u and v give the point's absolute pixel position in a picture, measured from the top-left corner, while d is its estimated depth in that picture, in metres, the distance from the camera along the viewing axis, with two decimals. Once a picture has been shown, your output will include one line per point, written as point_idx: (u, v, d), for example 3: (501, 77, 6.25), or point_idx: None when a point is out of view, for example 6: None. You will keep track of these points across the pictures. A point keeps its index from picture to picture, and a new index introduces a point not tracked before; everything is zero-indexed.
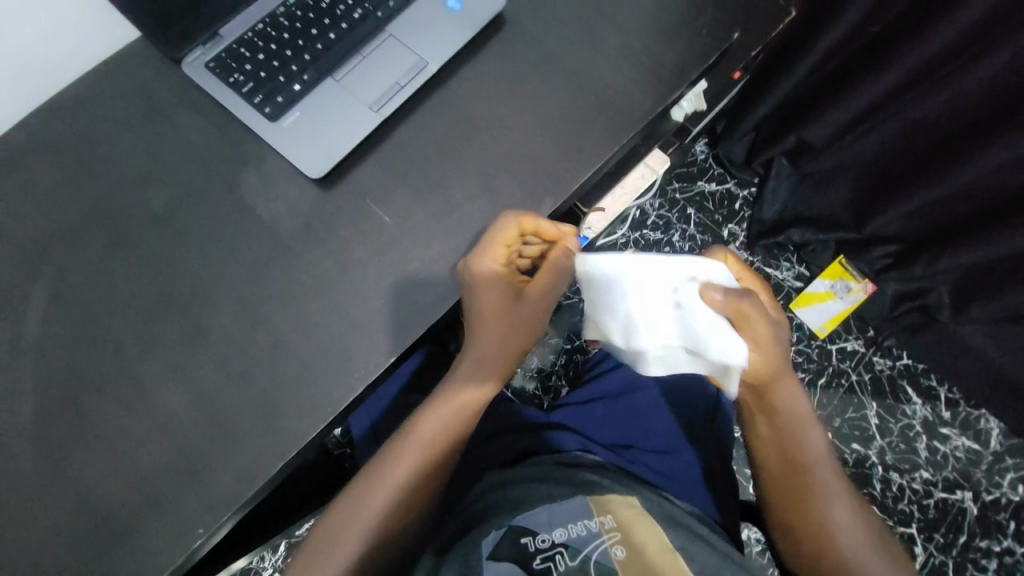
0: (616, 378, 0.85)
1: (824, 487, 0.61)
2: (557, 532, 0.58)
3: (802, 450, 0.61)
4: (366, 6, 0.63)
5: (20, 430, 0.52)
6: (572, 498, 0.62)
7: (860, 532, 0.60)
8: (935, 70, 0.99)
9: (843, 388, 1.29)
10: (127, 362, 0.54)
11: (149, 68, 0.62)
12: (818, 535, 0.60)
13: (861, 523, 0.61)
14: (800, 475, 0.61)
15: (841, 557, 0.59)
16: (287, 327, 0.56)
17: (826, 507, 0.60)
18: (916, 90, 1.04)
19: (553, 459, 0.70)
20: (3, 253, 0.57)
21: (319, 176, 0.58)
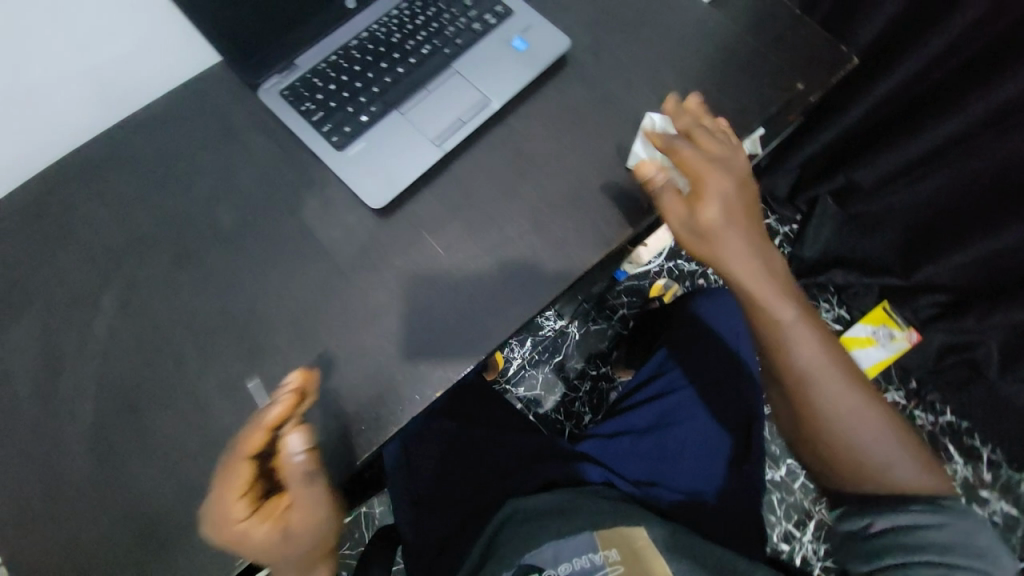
0: (646, 413, 0.85)
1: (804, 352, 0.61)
2: (562, 566, 0.65)
3: (821, 375, 0.60)
4: (435, 42, 0.65)
5: (82, 431, 0.54)
6: (579, 534, 0.65)
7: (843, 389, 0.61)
8: (1000, 122, 0.96)
9: None
10: (187, 375, 0.56)
11: (229, 91, 0.65)
12: (827, 437, 0.61)
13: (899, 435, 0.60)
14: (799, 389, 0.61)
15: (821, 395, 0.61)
16: (336, 351, 0.57)
17: (848, 429, 0.60)
18: (977, 141, 1.01)
19: (575, 488, 0.72)
20: (81, 257, 0.60)
21: (379, 206, 0.60)
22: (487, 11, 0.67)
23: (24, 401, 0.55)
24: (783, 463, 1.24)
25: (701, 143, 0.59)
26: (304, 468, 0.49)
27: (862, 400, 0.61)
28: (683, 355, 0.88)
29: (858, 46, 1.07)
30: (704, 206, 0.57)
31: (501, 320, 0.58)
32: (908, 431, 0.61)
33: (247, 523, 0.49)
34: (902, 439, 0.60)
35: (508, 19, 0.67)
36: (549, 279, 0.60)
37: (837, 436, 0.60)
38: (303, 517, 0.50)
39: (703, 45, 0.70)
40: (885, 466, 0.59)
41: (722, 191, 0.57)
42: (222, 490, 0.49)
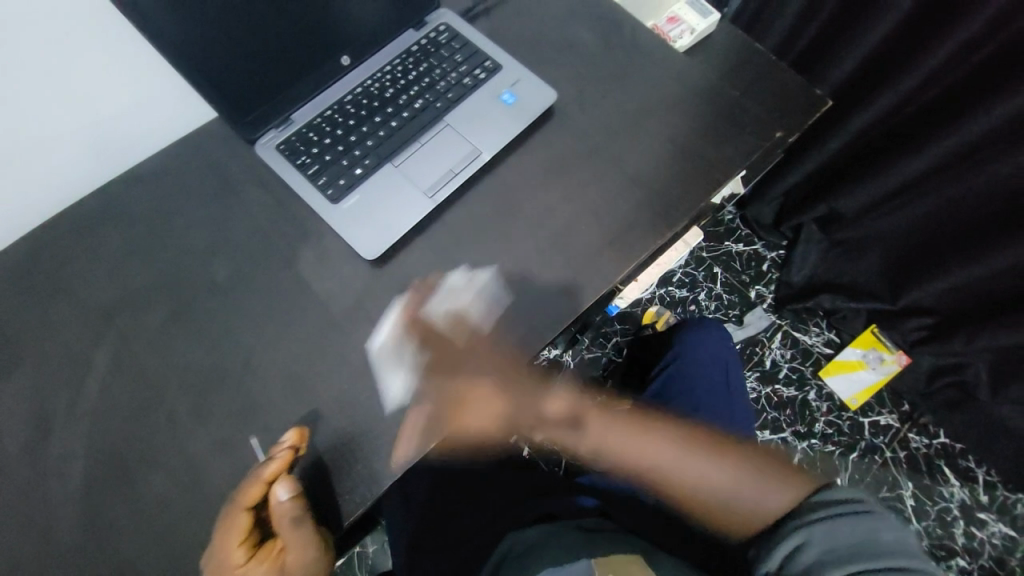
0: None
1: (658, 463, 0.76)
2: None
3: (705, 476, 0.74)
4: (427, 97, 0.67)
5: (71, 495, 0.53)
6: (577, 561, 0.60)
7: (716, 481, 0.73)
8: (970, 156, 1.01)
9: (877, 465, 1.26)
10: (181, 432, 0.55)
11: (227, 147, 0.67)
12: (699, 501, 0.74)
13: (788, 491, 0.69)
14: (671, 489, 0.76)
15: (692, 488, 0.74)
16: (332, 401, 0.57)
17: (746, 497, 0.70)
18: (951, 172, 1.05)
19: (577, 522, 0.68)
20: (74, 316, 0.60)
21: (374, 256, 0.61)
22: (477, 66, 0.70)
23: (12, 463, 0.55)
24: None
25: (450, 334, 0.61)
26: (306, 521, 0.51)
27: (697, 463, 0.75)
28: (677, 387, 0.92)
29: (832, 86, 1.13)
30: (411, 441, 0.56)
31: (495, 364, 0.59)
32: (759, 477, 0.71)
33: (244, 569, 0.51)
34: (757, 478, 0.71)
35: (497, 73, 0.70)
36: (543, 326, 0.60)
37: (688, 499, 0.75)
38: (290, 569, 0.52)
39: (683, 93, 0.73)
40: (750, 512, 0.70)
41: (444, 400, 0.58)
42: (225, 534, 0.51)
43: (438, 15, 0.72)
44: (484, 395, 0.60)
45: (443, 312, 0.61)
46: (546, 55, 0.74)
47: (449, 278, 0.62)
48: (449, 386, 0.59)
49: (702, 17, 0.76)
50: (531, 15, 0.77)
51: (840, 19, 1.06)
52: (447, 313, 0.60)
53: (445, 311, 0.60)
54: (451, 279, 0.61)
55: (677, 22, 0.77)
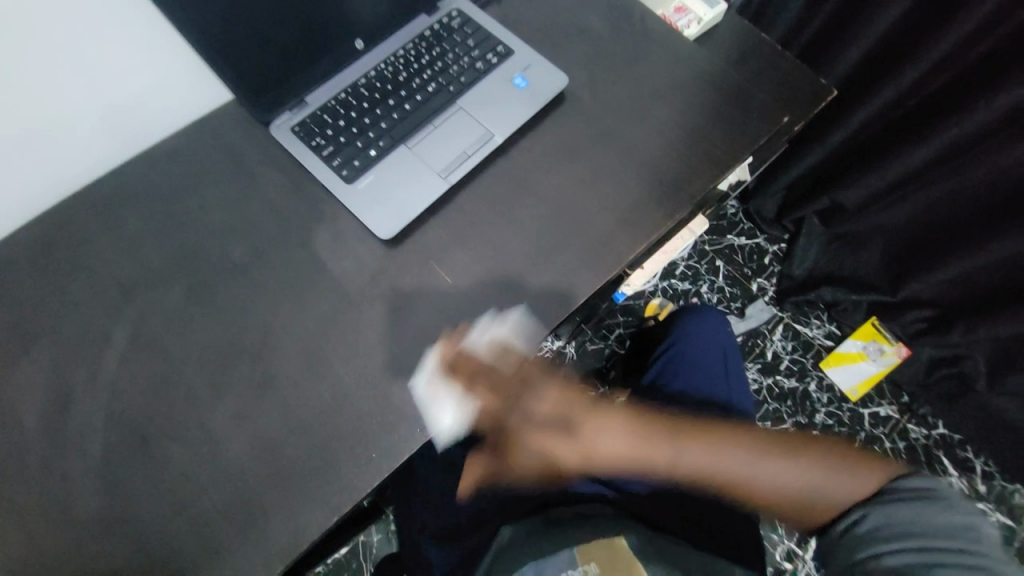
0: None
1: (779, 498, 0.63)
2: None
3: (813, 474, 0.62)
4: (439, 81, 0.68)
5: (91, 468, 0.54)
6: (557, 556, 0.56)
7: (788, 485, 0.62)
8: (971, 147, 1.02)
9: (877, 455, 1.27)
10: (200, 408, 0.56)
11: (242, 129, 0.68)
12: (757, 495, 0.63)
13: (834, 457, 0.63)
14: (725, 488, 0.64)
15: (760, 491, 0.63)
16: (348, 377, 0.58)
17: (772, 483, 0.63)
18: (953, 163, 1.06)
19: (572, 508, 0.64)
20: (92, 293, 0.60)
21: (388, 237, 0.62)
22: (489, 51, 0.70)
23: (33, 437, 0.55)
24: None
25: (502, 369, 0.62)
26: (462, 360, 0.59)
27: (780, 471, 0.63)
28: (674, 379, 0.94)
29: (835, 77, 1.14)
30: (524, 453, 0.69)
31: (507, 345, 0.60)
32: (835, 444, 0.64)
33: None
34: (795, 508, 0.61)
35: (508, 58, 0.70)
36: (552, 307, 0.61)
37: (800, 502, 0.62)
38: (496, 393, 0.62)
39: (692, 80, 0.74)
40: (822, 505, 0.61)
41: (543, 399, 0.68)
42: None
43: (451, 0, 0.73)
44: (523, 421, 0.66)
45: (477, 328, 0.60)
46: (557, 41, 0.75)
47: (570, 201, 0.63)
48: (539, 397, 0.68)
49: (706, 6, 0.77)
50: (543, 1, 0.78)
51: (843, 11, 1.07)
52: (482, 344, 0.59)
53: (496, 342, 0.60)
54: (716, 121, 0.71)
55: (685, 11, 0.78)
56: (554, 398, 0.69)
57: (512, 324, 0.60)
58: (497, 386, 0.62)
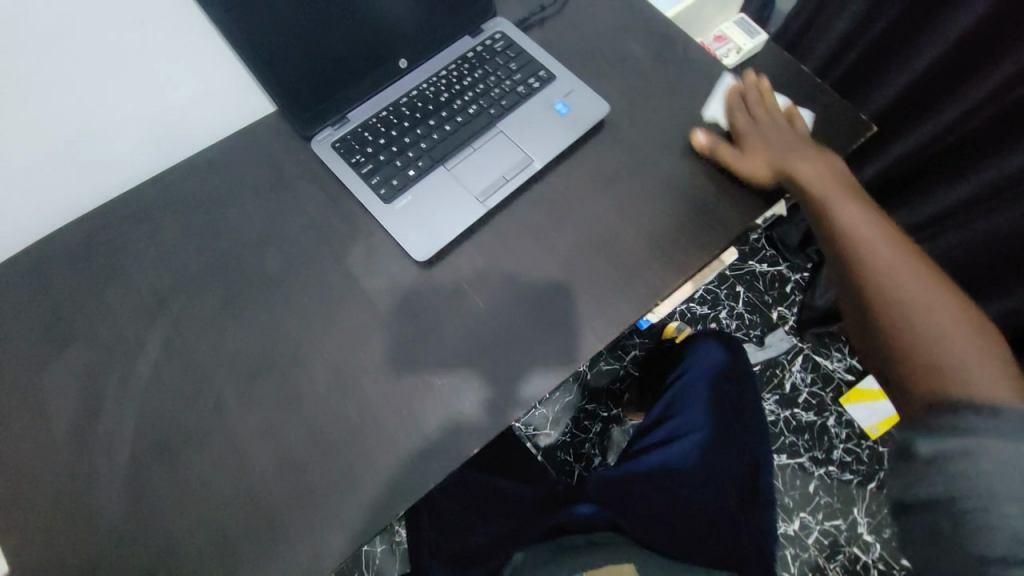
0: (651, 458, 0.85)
1: None
2: None
3: (968, 355, 0.48)
4: (481, 103, 0.68)
5: (117, 475, 0.54)
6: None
7: None
8: (1008, 189, 0.98)
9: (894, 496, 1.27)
10: (227, 420, 0.56)
11: (283, 141, 0.68)
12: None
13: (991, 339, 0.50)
14: None
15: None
16: (375, 398, 0.57)
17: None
18: (990, 203, 1.02)
19: (587, 536, 0.69)
20: (128, 298, 0.61)
21: (423, 258, 0.61)
22: (531, 75, 0.70)
23: (63, 441, 0.55)
24: (796, 516, 1.27)
25: (756, 107, 0.69)
26: (733, 120, 0.69)
27: None
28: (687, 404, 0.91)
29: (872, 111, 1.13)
30: (749, 159, 0.65)
31: (555, 361, 0.59)
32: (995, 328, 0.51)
33: None
34: None
35: (551, 83, 0.70)
36: (585, 338, 0.60)
37: (940, 373, 0.48)
38: (781, 120, 0.68)
39: None
40: (969, 379, 0.47)
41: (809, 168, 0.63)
42: None
43: (494, 23, 0.73)
44: (772, 132, 0.67)
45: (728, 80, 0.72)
46: (599, 68, 0.75)
47: (725, 81, 0.73)
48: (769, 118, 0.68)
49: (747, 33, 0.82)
50: (586, 28, 0.78)
51: (884, 44, 1.06)
52: (512, 370, 0.58)
53: (721, 108, 0.71)
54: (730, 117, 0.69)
55: (726, 40, 0.84)
56: (821, 160, 0.64)
57: (726, 91, 0.71)
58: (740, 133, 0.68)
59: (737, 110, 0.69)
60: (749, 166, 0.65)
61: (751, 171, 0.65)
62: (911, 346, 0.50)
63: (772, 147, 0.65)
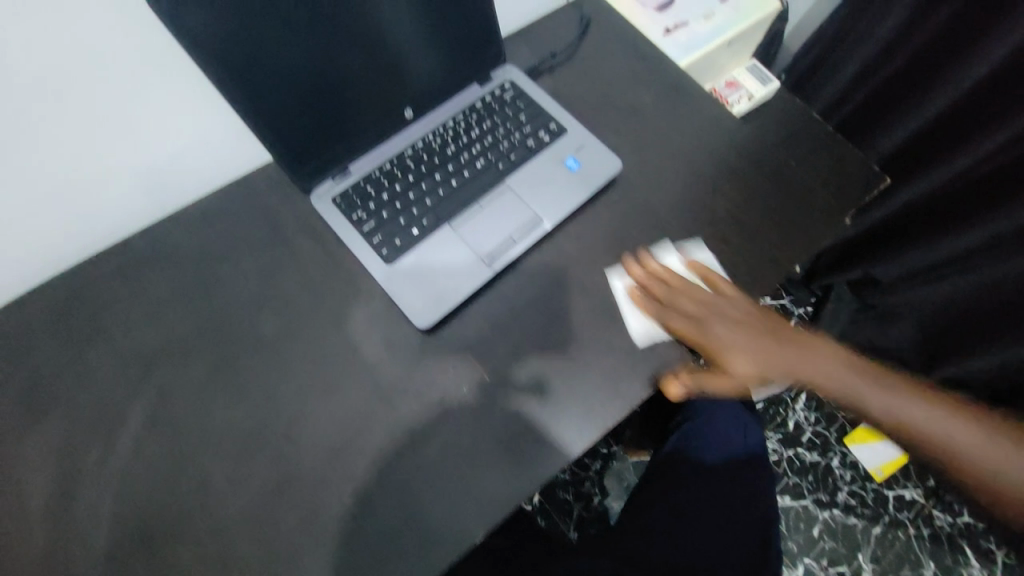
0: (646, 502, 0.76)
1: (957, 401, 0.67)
2: None
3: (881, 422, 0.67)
4: (489, 157, 0.66)
5: (90, 563, 0.50)
6: None
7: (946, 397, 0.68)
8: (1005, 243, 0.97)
9: (900, 542, 1.23)
10: (212, 501, 0.52)
11: (282, 193, 0.65)
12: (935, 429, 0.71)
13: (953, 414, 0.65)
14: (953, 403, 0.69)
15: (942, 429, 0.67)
16: (372, 477, 0.54)
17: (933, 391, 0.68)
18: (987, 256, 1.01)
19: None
20: (110, 362, 0.57)
21: (427, 324, 0.58)
22: (541, 127, 0.68)
23: (33, 525, 0.51)
24: (799, 562, 1.22)
25: (678, 301, 0.62)
26: (658, 276, 0.62)
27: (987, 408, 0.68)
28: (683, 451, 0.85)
29: (881, 155, 1.11)
30: (738, 365, 0.64)
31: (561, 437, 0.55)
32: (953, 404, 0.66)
33: None
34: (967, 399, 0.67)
35: (561, 137, 0.68)
36: (597, 413, 0.56)
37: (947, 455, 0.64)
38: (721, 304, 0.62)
39: (750, 167, 0.70)
40: (978, 465, 0.63)
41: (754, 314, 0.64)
42: None
43: (504, 72, 0.71)
44: (701, 301, 0.63)
45: (614, 281, 0.62)
46: (611, 120, 0.73)
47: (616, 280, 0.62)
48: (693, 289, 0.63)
49: (700, 253, 0.64)
50: (596, 77, 0.76)
51: (894, 90, 1.04)
52: (517, 447, 0.55)
53: (630, 300, 0.61)
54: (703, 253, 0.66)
55: (738, 86, 0.82)
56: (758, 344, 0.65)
57: (621, 292, 0.62)
58: (677, 302, 0.62)
59: (653, 272, 0.62)
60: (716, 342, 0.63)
61: (741, 378, 0.64)
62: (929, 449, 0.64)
63: (724, 297, 0.62)
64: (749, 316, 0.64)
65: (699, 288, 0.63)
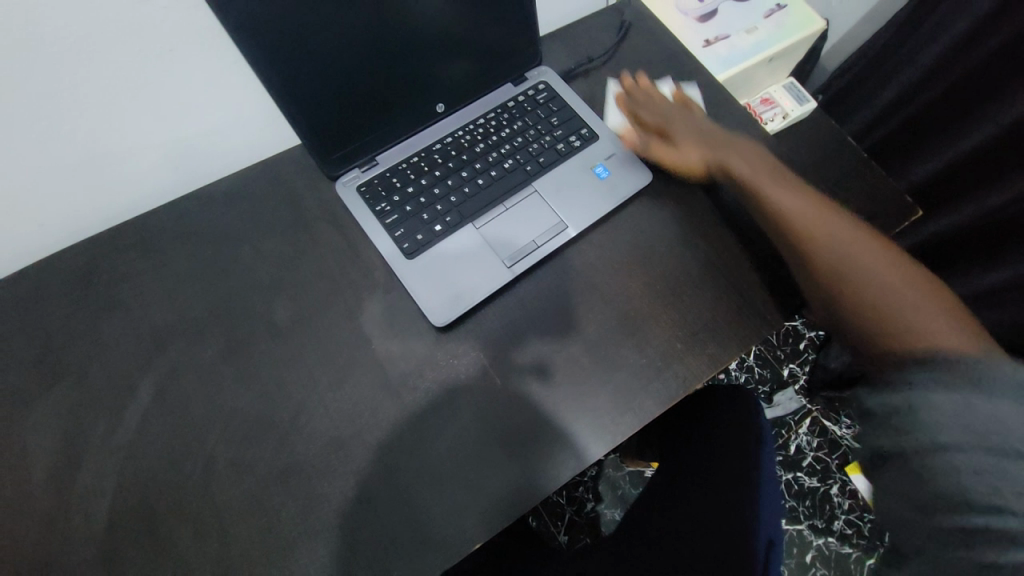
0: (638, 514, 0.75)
1: (910, 303, 0.52)
2: None
3: (898, 294, 0.53)
4: (518, 157, 0.65)
5: (92, 535, 0.50)
6: None
7: (901, 287, 0.54)
8: None
9: None
10: (216, 483, 0.52)
11: (307, 179, 0.65)
12: (915, 335, 0.51)
13: (950, 317, 0.51)
14: (891, 315, 0.52)
15: (899, 317, 0.52)
16: (375, 473, 0.53)
17: (875, 278, 0.55)
18: (1008, 297, 0.99)
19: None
20: (125, 335, 0.57)
21: (442, 323, 0.57)
22: (572, 132, 0.67)
23: (38, 494, 0.51)
24: None
25: (660, 104, 0.70)
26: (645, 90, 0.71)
27: (941, 316, 0.51)
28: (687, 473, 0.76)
29: (911, 185, 1.09)
30: (685, 152, 0.66)
31: (569, 451, 0.55)
32: (948, 296, 0.53)
33: None
34: (913, 287, 0.54)
35: (592, 143, 0.67)
36: (608, 426, 0.55)
37: (908, 330, 0.51)
38: (682, 108, 0.69)
39: None
40: (928, 334, 0.50)
41: (735, 154, 0.64)
42: None
43: (539, 73, 0.70)
44: (674, 116, 0.68)
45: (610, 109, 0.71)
46: None
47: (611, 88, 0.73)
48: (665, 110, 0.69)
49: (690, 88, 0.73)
50: None
51: (931, 119, 1.02)
52: (524, 458, 0.54)
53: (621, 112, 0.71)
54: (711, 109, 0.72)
55: (773, 103, 0.84)
56: (747, 150, 0.65)
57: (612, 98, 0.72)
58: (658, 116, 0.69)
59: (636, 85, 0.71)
60: (683, 158, 0.65)
61: (684, 166, 0.66)
62: (864, 308, 0.54)
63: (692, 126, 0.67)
64: (713, 131, 0.67)
65: (673, 108, 0.69)
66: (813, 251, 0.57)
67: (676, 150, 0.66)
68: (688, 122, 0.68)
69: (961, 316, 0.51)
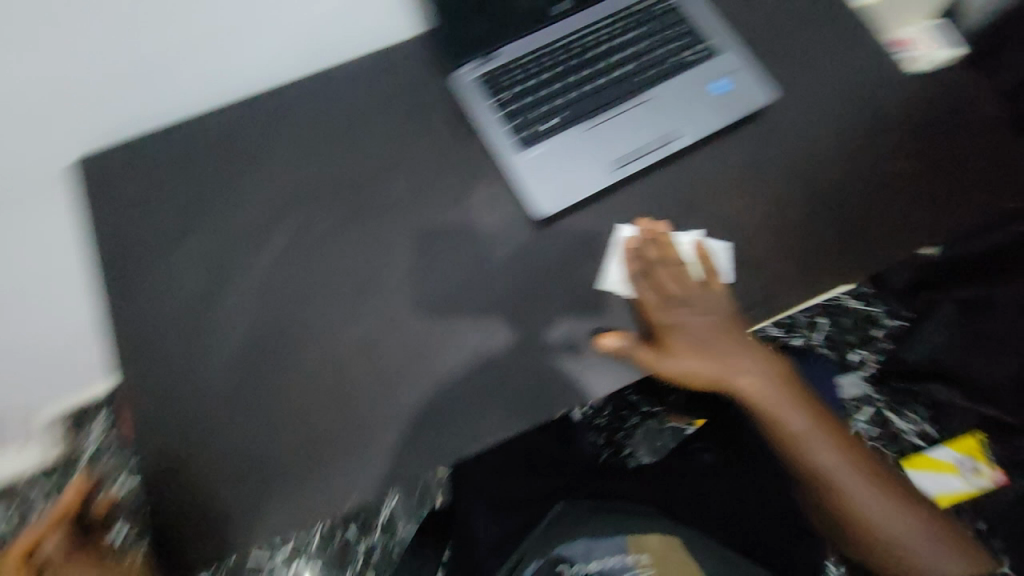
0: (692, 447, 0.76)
1: (887, 516, 0.67)
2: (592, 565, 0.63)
3: (883, 516, 0.67)
4: (634, 63, 0.64)
5: (232, 347, 0.59)
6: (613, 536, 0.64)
7: (885, 506, 0.67)
8: None
9: None
10: (333, 323, 0.59)
11: (428, 67, 0.67)
12: (888, 551, 0.68)
13: (924, 529, 0.68)
14: (870, 530, 0.68)
15: (880, 532, 0.67)
16: (472, 338, 0.58)
17: (863, 501, 0.67)
18: None
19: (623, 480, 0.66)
20: (264, 189, 0.64)
21: (545, 214, 0.60)
22: (693, 42, 0.65)
23: (189, 309, 0.60)
24: None
25: (671, 283, 0.58)
26: (660, 247, 0.59)
27: (906, 521, 0.68)
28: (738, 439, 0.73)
29: None
30: (683, 360, 0.59)
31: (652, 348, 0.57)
32: (902, 494, 0.69)
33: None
34: (902, 507, 0.68)
35: (713, 55, 0.64)
36: None
37: (889, 549, 0.68)
38: (698, 288, 0.58)
39: (912, 127, 0.64)
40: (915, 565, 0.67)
41: (753, 379, 0.62)
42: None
43: None
44: (685, 313, 0.58)
45: (611, 266, 0.59)
46: (770, 49, 0.68)
47: (621, 233, 0.60)
48: (679, 320, 0.58)
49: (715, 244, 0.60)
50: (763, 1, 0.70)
51: None
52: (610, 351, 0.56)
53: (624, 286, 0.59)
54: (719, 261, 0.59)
55: (910, 45, 0.81)
56: (762, 361, 0.62)
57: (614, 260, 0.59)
58: (660, 325, 0.58)
59: (648, 246, 0.59)
60: (681, 366, 0.59)
61: (680, 373, 0.59)
62: (855, 524, 0.68)
63: (702, 340, 0.59)
64: (733, 331, 0.59)
65: (693, 297, 0.58)
66: (824, 487, 0.67)
67: (672, 358, 0.58)
68: (700, 324, 0.59)
69: (924, 524, 0.68)
